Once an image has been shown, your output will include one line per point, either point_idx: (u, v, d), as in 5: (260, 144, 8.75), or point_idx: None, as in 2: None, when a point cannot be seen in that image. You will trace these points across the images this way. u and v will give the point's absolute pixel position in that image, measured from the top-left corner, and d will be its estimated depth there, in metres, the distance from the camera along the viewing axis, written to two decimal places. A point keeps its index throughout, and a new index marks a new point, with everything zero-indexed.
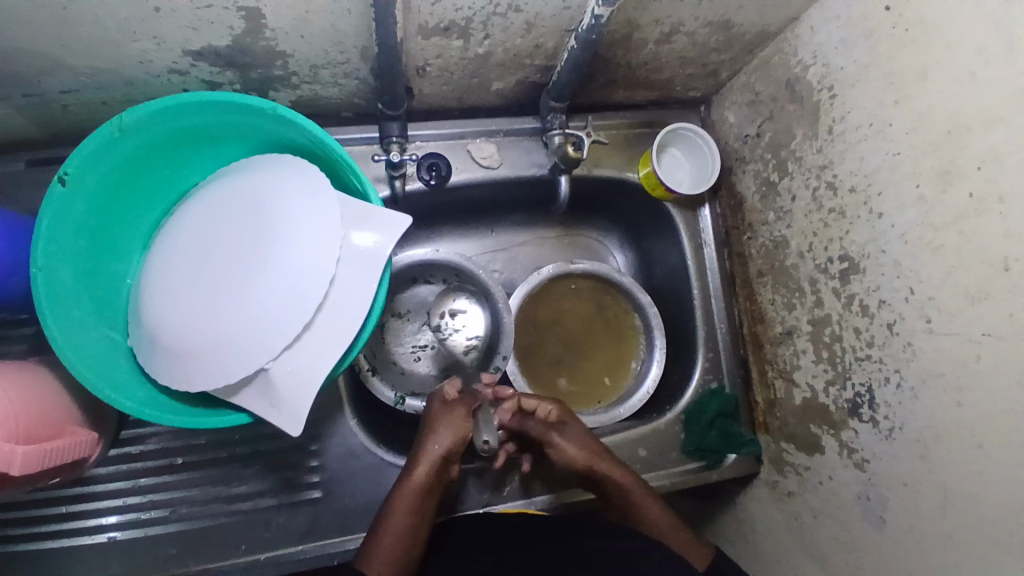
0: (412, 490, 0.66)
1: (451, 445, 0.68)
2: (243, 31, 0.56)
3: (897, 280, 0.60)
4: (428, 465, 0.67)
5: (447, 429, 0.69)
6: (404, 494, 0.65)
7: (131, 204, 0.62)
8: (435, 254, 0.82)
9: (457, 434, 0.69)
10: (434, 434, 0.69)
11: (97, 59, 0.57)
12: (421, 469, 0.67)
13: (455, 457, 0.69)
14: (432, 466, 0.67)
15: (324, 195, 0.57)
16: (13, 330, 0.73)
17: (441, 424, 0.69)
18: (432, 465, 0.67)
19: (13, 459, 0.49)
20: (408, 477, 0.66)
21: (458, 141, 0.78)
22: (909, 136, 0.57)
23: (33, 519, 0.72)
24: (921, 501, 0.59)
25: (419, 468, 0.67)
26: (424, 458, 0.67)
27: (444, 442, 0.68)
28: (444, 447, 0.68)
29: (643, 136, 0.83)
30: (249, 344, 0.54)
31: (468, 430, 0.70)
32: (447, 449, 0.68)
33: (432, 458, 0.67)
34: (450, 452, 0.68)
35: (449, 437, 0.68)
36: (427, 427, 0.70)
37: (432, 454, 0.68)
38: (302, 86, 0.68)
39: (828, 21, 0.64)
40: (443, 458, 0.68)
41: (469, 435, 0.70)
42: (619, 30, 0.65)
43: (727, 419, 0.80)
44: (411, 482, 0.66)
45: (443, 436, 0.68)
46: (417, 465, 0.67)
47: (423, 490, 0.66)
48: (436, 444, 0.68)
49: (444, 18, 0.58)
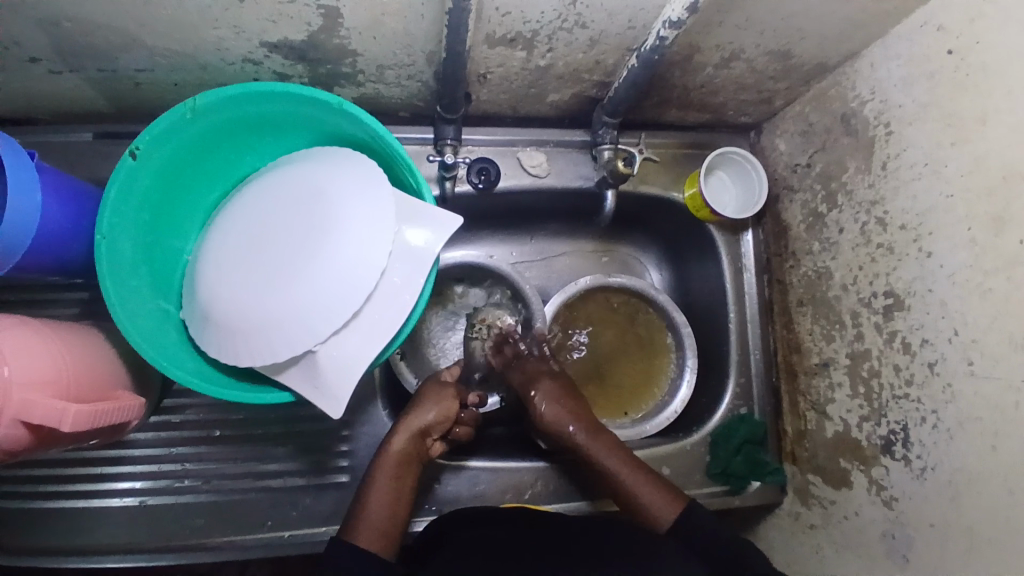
0: (392, 458, 0.67)
1: (434, 418, 0.70)
2: (320, 27, 0.58)
3: (942, 320, 0.59)
4: (407, 434, 0.68)
5: (433, 404, 0.71)
6: (385, 462, 0.67)
7: (193, 182, 0.65)
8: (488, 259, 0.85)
9: (440, 410, 0.70)
10: (419, 408, 0.70)
11: (177, 42, 0.60)
12: (400, 438, 0.68)
13: (437, 432, 0.70)
14: (412, 436, 0.68)
15: (380, 189, 0.59)
16: (70, 293, 0.77)
17: (427, 400, 0.71)
18: (412, 434, 0.68)
19: (63, 416, 0.50)
20: (388, 444, 0.68)
21: (508, 149, 0.79)
22: (965, 178, 0.57)
23: (71, 478, 0.75)
24: (948, 546, 0.58)
25: (398, 436, 0.68)
26: (404, 427, 0.68)
27: (427, 415, 0.69)
28: (427, 420, 0.69)
29: (691, 157, 0.84)
30: (297, 328, 0.56)
31: (456, 410, 0.72)
32: (429, 422, 0.69)
33: (411, 428, 0.68)
34: (432, 425, 0.70)
35: (433, 411, 0.70)
36: (412, 403, 0.72)
37: (413, 424, 0.69)
38: (367, 84, 0.70)
39: (890, 57, 0.64)
40: (423, 430, 0.69)
41: (454, 415, 0.71)
42: (681, 52, 0.66)
43: (753, 446, 0.80)
44: (391, 449, 0.67)
45: (426, 409, 0.70)
46: (397, 433, 0.68)
47: (404, 458, 0.67)
48: (419, 416, 0.69)
49: (511, 29, 0.59)
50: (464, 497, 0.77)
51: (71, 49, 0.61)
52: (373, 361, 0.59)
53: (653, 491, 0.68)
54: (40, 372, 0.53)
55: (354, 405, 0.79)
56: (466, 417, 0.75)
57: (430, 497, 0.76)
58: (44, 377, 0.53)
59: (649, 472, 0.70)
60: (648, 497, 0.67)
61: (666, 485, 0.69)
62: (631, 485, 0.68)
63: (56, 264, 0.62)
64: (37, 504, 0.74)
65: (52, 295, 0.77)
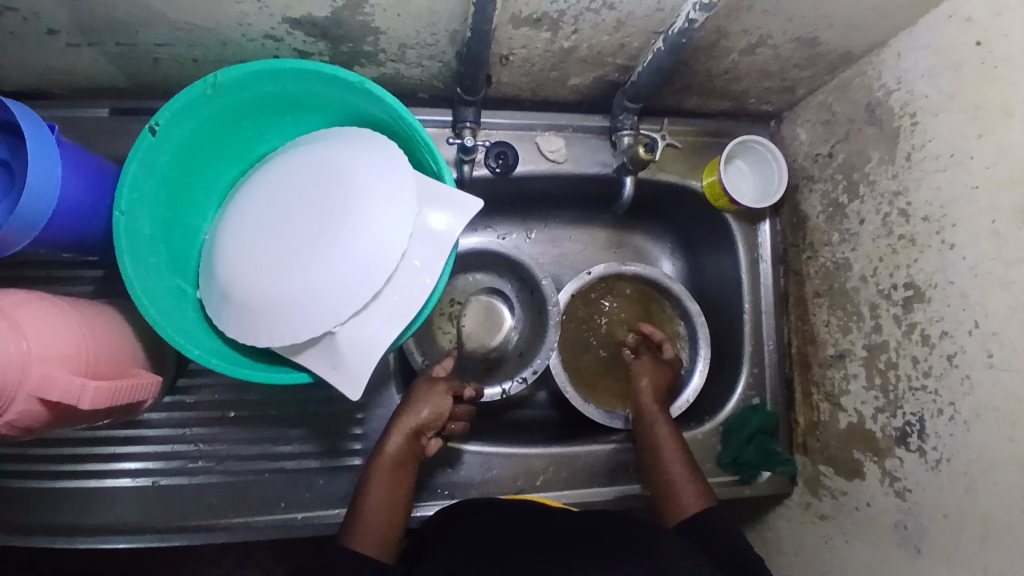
0: (388, 461, 0.66)
1: (428, 416, 0.69)
2: (343, 4, 0.57)
3: (962, 312, 0.59)
4: (403, 436, 0.68)
5: (426, 402, 0.70)
6: (381, 466, 0.66)
7: (211, 160, 0.64)
8: (515, 251, 0.84)
9: (435, 408, 0.69)
10: (412, 407, 0.70)
11: (197, 17, 0.59)
12: (395, 440, 0.67)
13: (432, 430, 0.70)
14: (407, 436, 0.68)
15: (402, 171, 0.58)
16: (84, 271, 0.76)
17: (420, 399, 0.70)
18: (407, 434, 0.68)
19: (82, 394, 0.50)
20: (382, 448, 0.67)
21: (528, 133, 0.79)
22: (990, 170, 0.57)
23: (82, 457, 0.75)
24: (961, 536, 0.58)
25: (393, 437, 0.67)
26: (397, 428, 0.68)
27: (420, 414, 0.69)
28: (420, 419, 0.68)
29: (710, 145, 0.84)
30: (317, 308, 0.56)
31: (450, 406, 0.71)
32: (422, 420, 0.69)
33: (404, 429, 0.68)
34: (425, 425, 0.69)
35: (426, 409, 0.69)
36: (405, 401, 0.71)
37: (406, 425, 0.68)
38: (387, 64, 0.69)
39: (918, 47, 0.64)
40: (416, 430, 0.68)
41: (448, 411, 0.71)
42: (707, 37, 0.65)
43: (765, 437, 0.80)
44: (386, 450, 0.67)
45: (417, 408, 0.69)
46: (391, 435, 0.68)
47: (400, 460, 0.67)
48: (412, 416, 0.69)
49: (538, 9, 0.59)
50: (476, 481, 0.77)
51: (90, 21, 0.60)
52: (393, 342, 0.59)
53: (689, 485, 0.70)
54: (59, 347, 0.53)
55: (368, 388, 0.79)
56: (460, 412, 0.75)
57: (441, 481, 0.76)
58: (63, 352, 0.53)
59: (695, 469, 0.72)
60: (681, 486, 0.70)
61: (702, 482, 0.71)
62: (672, 470, 0.71)
63: (73, 240, 0.61)
64: (47, 483, 0.74)
65: (66, 273, 0.76)
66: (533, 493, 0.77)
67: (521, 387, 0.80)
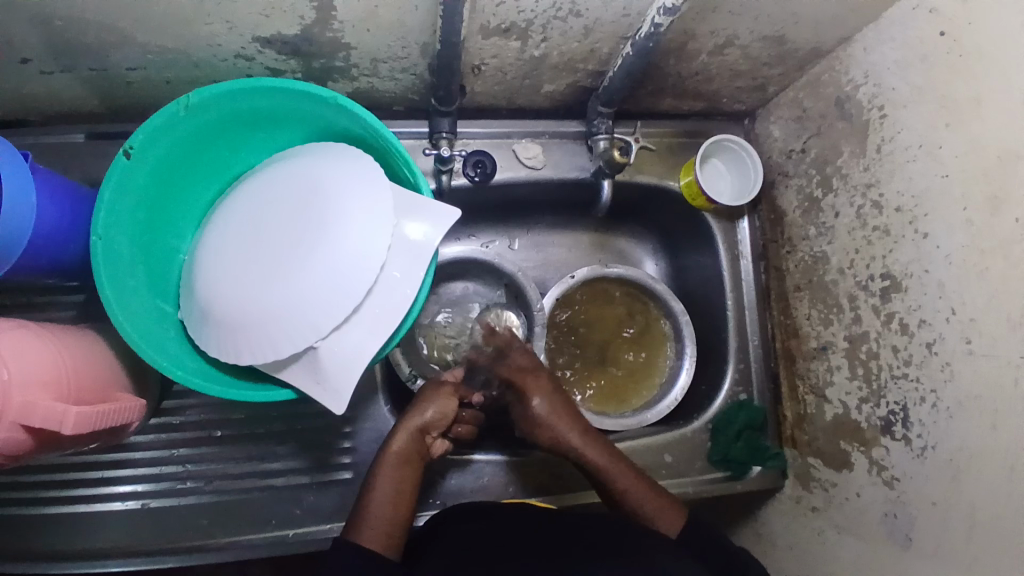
0: (393, 459, 0.66)
1: (433, 416, 0.69)
2: (313, 21, 0.58)
3: (939, 300, 0.60)
4: (408, 434, 0.68)
5: (431, 402, 0.70)
6: (386, 462, 0.66)
7: (188, 181, 0.64)
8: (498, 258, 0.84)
9: (442, 407, 0.70)
10: (418, 407, 0.70)
11: (169, 39, 0.60)
12: (401, 438, 0.67)
13: (437, 430, 0.70)
14: (413, 435, 0.68)
15: (378, 184, 0.59)
16: (66, 297, 0.76)
17: (426, 398, 0.70)
18: (414, 433, 0.68)
19: (64, 418, 0.50)
20: (388, 445, 0.67)
21: (504, 141, 0.79)
22: (960, 160, 0.58)
23: (69, 483, 0.74)
24: (950, 522, 0.59)
25: (399, 435, 0.67)
26: (403, 427, 0.68)
27: (427, 413, 0.69)
28: (425, 418, 0.69)
29: (686, 146, 0.84)
30: (298, 323, 0.56)
31: (455, 407, 0.71)
32: (429, 419, 0.69)
33: (411, 428, 0.68)
34: (430, 423, 0.69)
35: (433, 408, 0.69)
36: (412, 401, 0.71)
37: (413, 423, 0.68)
38: (361, 78, 0.70)
39: (883, 41, 0.65)
40: (423, 429, 0.68)
41: (453, 412, 0.71)
42: (675, 39, 0.66)
43: (753, 433, 0.81)
44: (392, 447, 0.67)
45: (425, 407, 0.70)
46: (397, 433, 0.67)
47: (405, 457, 0.67)
48: (418, 415, 0.69)
49: (506, 19, 0.59)
50: (468, 490, 0.77)
51: (62, 47, 0.60)
52: (376, 354, 0.59)
53: (659, 504, 0.67)
54: (39, 374, 0.52)
55: (356, 401, 0.79)
56: (466, 416, 0.76)
57: (432, 491, 0.76)
58: (44, 378, 0.53)
59: (654, 484, 0.69)
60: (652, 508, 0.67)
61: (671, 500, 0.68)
62: (637, 497, 0.67)
63: (52, 265, 0.61)
64: (34, 510, 0.73)
65: (47, 299, 0.76)
66: (525, 498, 0.77)
67: None
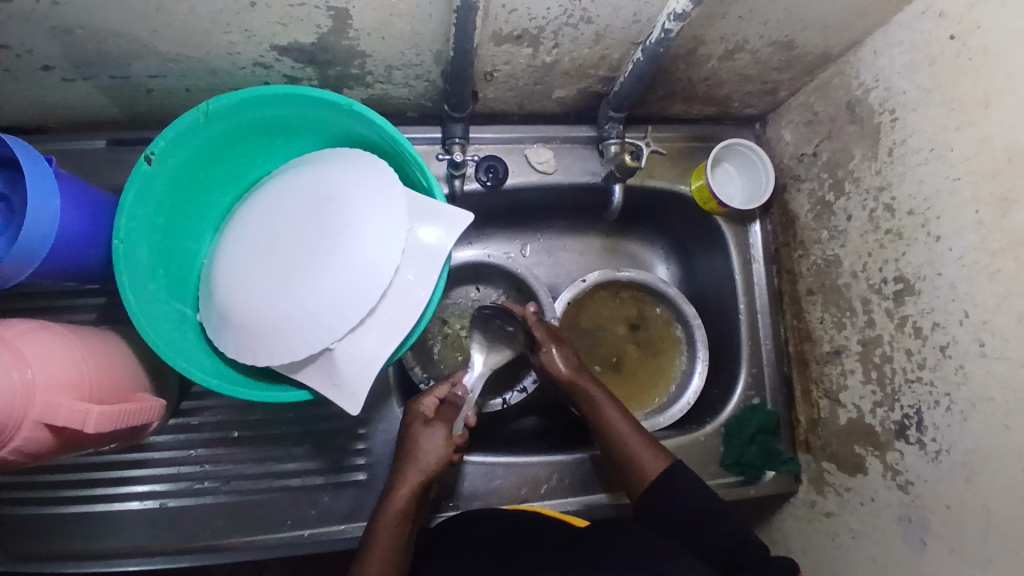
0: (396, 512, 0.66)
1: (434, 464, 0.69)
2: (329, 30, 0.59)
3: (952, 303, 0.59)
4: (412, 487, 0.68)
5: (429, 448, 0.69)
6: (388, 517, 0.66)
7: (206, 187, 0.65)
8: (509, 261, 0.85)
9: (440, 456, 0.69)
10: (416, 454, 0.69)
11: (189, 48, 0.61)
12: (404, 493, 0.67)
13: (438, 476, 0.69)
14: (416, 487, 0.68)
15: (392, 189, 0.60)
16: (87, 299, 0.78)
17: (423, 445, 0.69)
18: (415, 486, 0.68)
19: (86, 418, 0.51)
20: (392, 498, 0.67)
21: (516, 146, 0.80)
22: (970, 162, 0.57)
23: (89, 482, 0.76)
24: (965, 526, 0.58)
25: (403, 488, 0.67)
26: (405, 481, 0.67)
27: (429, 461, 0.68)
28: (429, 469, 0.68)
29: (697, 150, 0.85)
30: (314, 325, 0.57)
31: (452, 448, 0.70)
32: (431, 470, 0.68)
33: (413, 481, 0.68)
34: (433, 473, 0.69)
35: (432, 457, 0.69)
36: (408, 447, 0.70)
37: (415, 475, 0.68)
38: (375, 86, 0.71)
39: (892, 45, 0.65)
40: (426, 479, 0.68)
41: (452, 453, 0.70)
42: (685, 45, 0.66)
43: (767, 436, 0.80)
44: (396, 500, 0.67)
45: (425, 456, 0.69)
46: (400, 486, 0.67)
47: (406, 512, 0.67)
48: (420, 465, 0.68)
49: (517, 26, 0.60)
50: (479, 492, 0.77)
51: (85, 56, 0.61)
52: (390, 356, 0.60)
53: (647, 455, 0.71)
54: (63, 375, 0.54)
55: (370, 404, 0.80)
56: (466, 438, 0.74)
57: (445, 493, 0.77)
58: (67, 378, 0.54)
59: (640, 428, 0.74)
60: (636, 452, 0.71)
61: (653, 441, 0.73)
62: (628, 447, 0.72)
63: (73, 269, 0.63)
64: (54, 508, 0.75)
65: (68, 302, 0.78)
66: (537, 501, 0.78)
67: (521, 397, 0.84)
